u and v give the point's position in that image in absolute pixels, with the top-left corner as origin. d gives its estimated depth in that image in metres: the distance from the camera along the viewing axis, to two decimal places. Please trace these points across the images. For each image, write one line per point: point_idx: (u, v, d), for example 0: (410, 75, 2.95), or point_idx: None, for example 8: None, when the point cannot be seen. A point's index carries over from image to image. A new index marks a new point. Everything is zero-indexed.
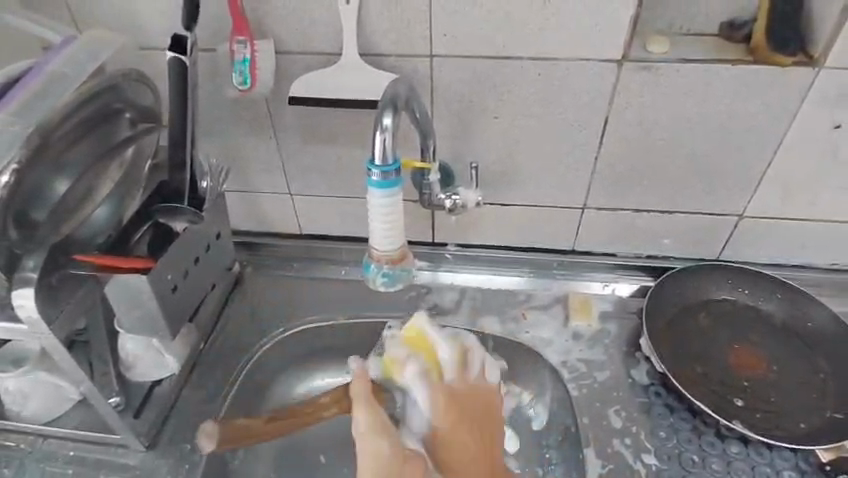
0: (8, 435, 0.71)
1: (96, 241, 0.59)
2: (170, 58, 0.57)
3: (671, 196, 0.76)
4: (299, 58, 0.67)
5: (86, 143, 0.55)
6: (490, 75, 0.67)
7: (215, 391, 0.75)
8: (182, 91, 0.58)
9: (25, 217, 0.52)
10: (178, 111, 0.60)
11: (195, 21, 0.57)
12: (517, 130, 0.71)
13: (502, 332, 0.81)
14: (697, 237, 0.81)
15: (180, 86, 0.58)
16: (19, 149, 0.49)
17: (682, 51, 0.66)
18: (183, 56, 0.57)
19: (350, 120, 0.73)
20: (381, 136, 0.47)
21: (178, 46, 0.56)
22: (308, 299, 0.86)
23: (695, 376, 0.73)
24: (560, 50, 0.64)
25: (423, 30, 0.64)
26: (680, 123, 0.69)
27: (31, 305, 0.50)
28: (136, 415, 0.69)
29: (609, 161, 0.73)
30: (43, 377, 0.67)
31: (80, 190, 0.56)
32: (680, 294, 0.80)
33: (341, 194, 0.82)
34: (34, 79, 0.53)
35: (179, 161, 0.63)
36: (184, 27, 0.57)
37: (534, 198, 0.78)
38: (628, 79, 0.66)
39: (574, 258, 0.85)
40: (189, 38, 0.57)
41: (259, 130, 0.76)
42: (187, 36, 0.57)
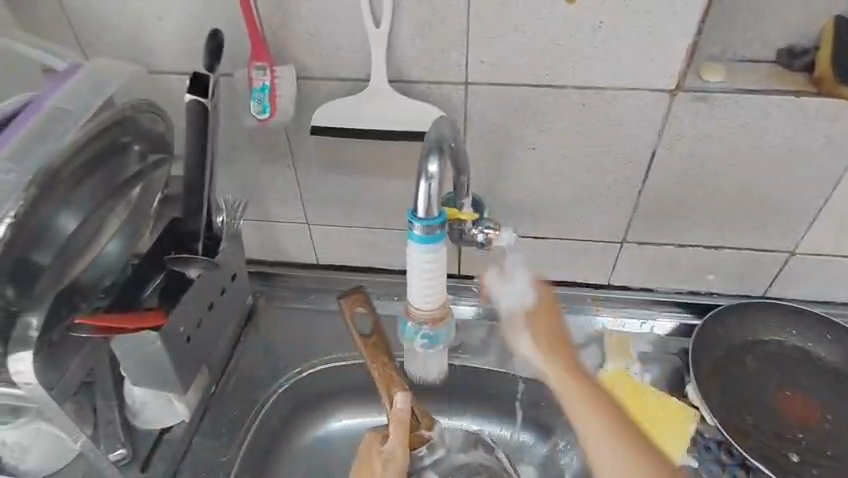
0: None
1: (102, 284, 0.55)
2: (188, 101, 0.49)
3: (718, 231, 0.71)
4: (322, 84, 0.62)
5: (88, 184, 0.50)
6: (529, 104, 0.61)
7: (227, 439, 0.70)
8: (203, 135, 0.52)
9: (25, 267, 0.46)
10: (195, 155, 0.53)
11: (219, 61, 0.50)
12: (557, 162, 0.66)
13: (535, 375, 0.75)
14: (743, 273, 0.75)
15: (201, 130, 0.51)
16: (20, 201, 0.44)
17: (739, 80, 0.61)
18: (204, 99, 0.50)
19: (375, 148, 0.68)
20: (426, 184, 0.42)
21: (197, 87, 0.50)
22: (326, 335, 0.81)
23: (746, 427, 0.68)
24: (608, 79, 0.59)
25: (459, 56, 0.59)
26: (733, 156, 0.63)
27: (28, 371, 0.46)
28: (144, 468, 0.65)
29: (654, 194, 0.68)
30: (45, 428, 0.62)
31: (84, 235, 0.50)
32: (726, 334, 0.75)
33: (362, 225, 0.77)
34: (34, 116, 0.48)
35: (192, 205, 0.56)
36: (206, 66, 0.50)
37: (570, 232, 0.73)
38: (680, 110, 0.60)
39: (608, 293, 0.80)
40: (212, 78, 0.50)
41: (276, 158, 0.71)
42: (210, 76, 0.50)
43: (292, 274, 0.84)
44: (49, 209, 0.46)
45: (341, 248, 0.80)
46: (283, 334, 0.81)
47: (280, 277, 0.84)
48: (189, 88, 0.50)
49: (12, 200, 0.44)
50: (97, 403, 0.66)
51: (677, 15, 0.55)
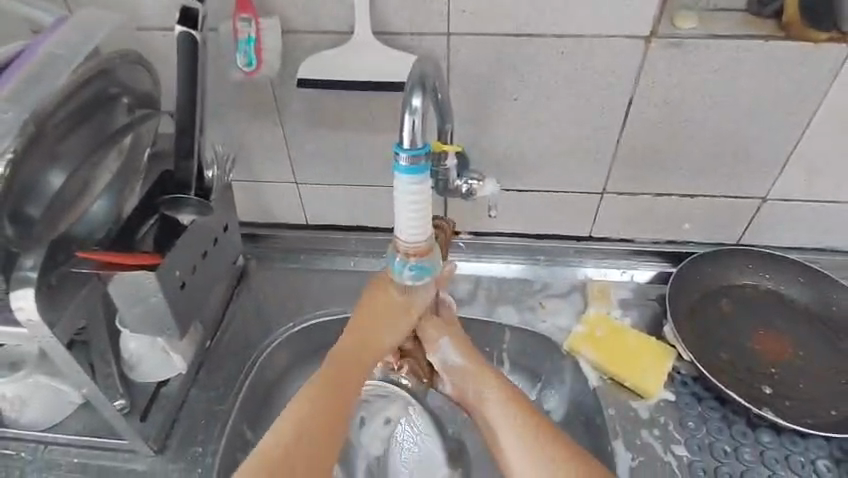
0: (6, 443, 0.66)
1: (95, 238, 0.54)
2: (180, 32, 0.53)
3: (694, 180, 0.74)
4: (307, 38, 0.63)
5: (79, 134, 0.50)
6: (510, 54, 0.63)
7: (224, 391, 0.72)
8: (193, 74, 0.55)
9: (19, 213, 0.46)
10: (187, 98, 0.56)
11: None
12: (538, 112, 0.68)
13: (520, 324, 0.78)
14: (718, 221, 0.78)
15: (190, 69, 0.55)
16: (16, 139, 0.44)
17: (711, 26, 0.63)
18: (194, 30, 0.54)
19: (362, 103, 0.70)
20: (411, 118, 0.44)
21: (188, 18, 0.53)
22: (318, 292, 0.83)
23: (722, 364, 0.72)
24: (585, 26, 0.61)
25: (440, 6, 0.60)
26: (706, 103, 0.66)
27: (31, 308, 0.46)
28: (143, 417, 0.66)
29: (633, 143, 0.70)
30: (43, 382, 0.63)
31: (78, 182, 0.51)
32: (702, 280, 0.78)
33: (350, 183, 0.78)
34: (25, 64, 0.47)
35: (186, 151, 0.58)
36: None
37: (553, 184, 0.75)
38: (655, 57, 0.63)
39: (591, 244, 0.82)
40: (199, 10, 0.54)
41: (264, 116, 0.72)
42: (197, 7, 0.54)
43: (281, 234, 0.85)
44: (42, 149, 0.46)
45: (330, 207, 0.82)
46: (275, 293, 0.83)
47: (271, 239, 0.86)
48: (180, 22, 0.54)
49: (8, 138, 0.43)
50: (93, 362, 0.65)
51: None
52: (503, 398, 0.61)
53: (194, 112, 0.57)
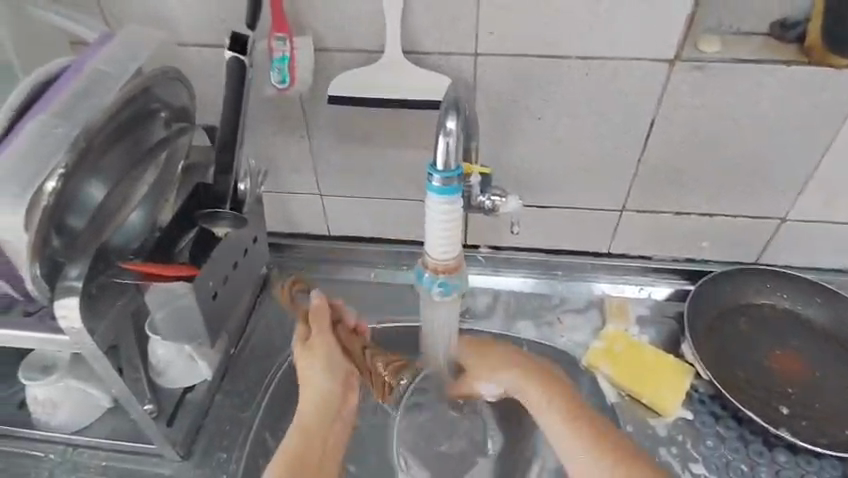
0: (37, 445, 0.68)
1: (131, 247, 0.55)
2: (230, 57, 0.56)
3: (713, 200, 0.75)
4: (338, 56, 0.65)
5: (117, 150, 0.52)
6: (536, 75, 0.65)
7: (248, 399, 0.73)
8: (239, 92, 0.58)
9: (63, 225, 0.48)
10: (230, 113, 0.59)
11: (257, 22, 0.57)
12: (561, 131, 0.69)
13: (538, 338, 0.80)
14: (737, 240, 0.79)
15: (238, 88, 0.57)
16: (66, 154, 0.44)
17: (733, 50, 0.64)
18: (244, 56, 0.56)
19: (388, 120, 0.71)
20: (445, 140, 0.45)
21: (237, 44, 0.56)
22: (338, 302, 0.84)
23: (739, 383, 0.72)
24: (611, 49, 0.62)
25: (469, 28, 0.62)
26: (728, 125, 0.67)
27: (75, 316, 0.46)
28: (169, 423, 0.66)
29: (653, 163, 0.71)
30: (73, 386, 0.64)
31: (118, 196, 0.53)
32: (720, 299, 0.79)
33: (373, 195, 0.80)
34: (74, 81, 0.48)
35: (224, 164, 0.60)
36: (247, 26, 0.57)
37: (574, 201, 0.76)
38: (678, 79, 0.64)
39: (611, 261, 0.83)
40: (249, 38, 0.56)
41: (292, 130, 0.74)
42: (247, 36, 0.56)
43: (303, 244, 0.87)
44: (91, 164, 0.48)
45: (353, 219, 0.84)
46: None
47: (293, 248, 0.87)
48: (229, 46, 0.56)
49: (60, 153, 0.44)
50: (123, 366, 0.63)
51: None
52: (543, 391, 0.62)
53: (236, 127, 0.59)
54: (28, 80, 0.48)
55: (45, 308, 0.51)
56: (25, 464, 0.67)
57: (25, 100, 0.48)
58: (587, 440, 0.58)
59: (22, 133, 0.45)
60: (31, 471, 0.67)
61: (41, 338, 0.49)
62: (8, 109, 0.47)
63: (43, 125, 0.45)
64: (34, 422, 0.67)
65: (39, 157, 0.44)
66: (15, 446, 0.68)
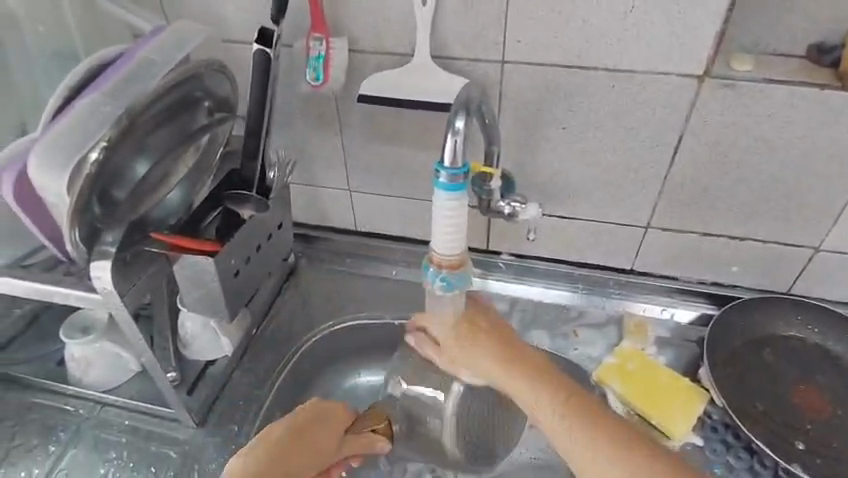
0: (69, 400, 0.74)
1: (169, 221, 0.61)
2: (255, 51, 0.58)
3: (743, 222, 0.72)
4: (371, 58, 0.68)
5: (162, 132, 0.56)
6: (561, 85, 0.65)
7: (264, 378, 0.77)
8: (265, 82, 0.60)
9: (107, 193, 0.53)
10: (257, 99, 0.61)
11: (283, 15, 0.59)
12: (585, 142, 0.69)
13: (551, 349, 0.79)
14: (768, 267, 0.76)
15: (263, 79, 0.60)
16: (111, 129, 0.48)
17: (767, 70, 0.63)
18: (268, 49, 0.59)
19: (417, 121, 0.74)
20: (453, 139, 0.47)
21: (262, 38, 0.58)
22: (359, 295, 0.88)
23: (755, 413, 0.70)
24: (638, 63, 0.62)
25: (497, 35, 0.63)
26: (759, 146, 0.65)
27: (107, 278, 0.51)
28: (190, 391, 0.71)
29: (680, 180, 0.70)
30: (109, 348, 0.70)
31: (159, 171, 0.58)
32: (744, 325, 0.76)
33: (399, 195, 0.83)
34: (126, 65, 0.53)
35: (251, 151, 0.64)
36: (273, 19, 0.59)
37: (596, 214, 0.76)
38: (708, 96, 0.63)
39: (632, 278, 0.82)
40: (274, 32, 0.59)
41: (326, 127, 0.77)
42: (273, 29, 0.59)
43: (329, 237, 0.91)
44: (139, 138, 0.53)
45: (378, 217, 0.87)
46: (320, 292, 0.88)
47: (320, 241, 0.91)
48: (255, 41, 0.59)
49: (105, 128, 0.48)
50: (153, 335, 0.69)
51: (709, 4, 0.57)
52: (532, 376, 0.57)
53: (262, 117, 0.62)
54: (83, 64, 0.53)
55: (82, 270, 0.56)
56: (55, 416, 0.72)
57: (81, 80, 0.53)
58: (584, 435, 0.53)
59: (74, 108, 0.49)
60: (61, 423, 0.72)
61: (76, 295, 0.53)
62: (63, 87, 0.52)
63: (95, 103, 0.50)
64: (69, 378, 0.73)
65: (86, 131, 0.48)
66: (49, 399, 0.74)
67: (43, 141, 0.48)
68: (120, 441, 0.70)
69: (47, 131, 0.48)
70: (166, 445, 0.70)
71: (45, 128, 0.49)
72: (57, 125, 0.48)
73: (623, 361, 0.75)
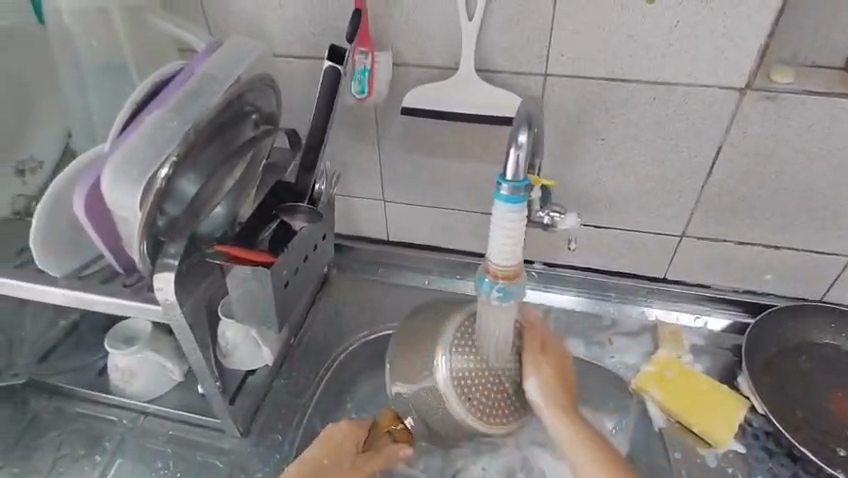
0: (112, 410, 0.74)
1: (215, 236, 0.60)
2: (329, 67, 0.60)
3: (779, 231, 0.73)
4: (414, 71, 0.70)
5: (213, 146, 0.55)
6: (603, 97, 0.67)
7: (305, 387, 0.78)
8: (332, 97, 0.62)
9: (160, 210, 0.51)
10: (322, 114, 0.63)
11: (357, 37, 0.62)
12: (624, 153, 0.70)
13: (587, 357, 0.80)
14: (802, 275, 0.77)
15: (331, 93, 0.62)
16: (179, 145, 0.49)
17: (807, 82, 0.64)
18: (340, 66, 0.61)
19: (456, 132, 0.75)
20: (515, 152, 0.48)
21: (334, 55, 0.60)
22: (392, 304, 0.88)
23: (795, 420, 0.70)
24: (681, 75, 0.63)
25: (541, 49, 0.65)
26: (798, 156, 0.66)
27: (169, 289, 0.52)
28: (233, 401, 0.70)
29: (717, 190, 0.71)
30: (151, 358, 0.71)
31: (210, 185, 0.56)
32: (779, 333, 0.77)
33: (434, 205, 0.84)
34: (188, 81, 0.55)
35: (310, 165, 0.65)
36: (348, 40, 0.62)
37: (633, 223, 0.77)
38: (748, 108, 0.64)
39: (664, 287, 0.83)
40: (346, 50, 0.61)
41: (364, 138, 0.79)
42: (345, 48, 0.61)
43: (360, 247, 0.91)
44: (204, 154, 0.54)
45: (412, 227, 0.88)
46: (354, 302, 0.88)
47: (352, 251, 0.92)
48: (328, 57, 0.61)
49: (173, 144, 0.50)
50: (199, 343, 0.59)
51: (752, 19, 0.59)
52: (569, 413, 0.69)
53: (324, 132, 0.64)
54: (146, 80, 0.55)
55: (138, 281, 0.56)
56: (99, 426, 0.73)
57: (146, 95, 0.55)
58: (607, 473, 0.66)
59: (143, 123, 0.51)
60: (105, 433, 0.73)
61: (136, 307, 0.54)
62: (131, 102, 0.53)
63: (161, 119, 0.51)
64: (112, 388, 0.74)
65: (155, 147, 0.50)
66: (92, 409, 0.74)
67: (116, 155, 0.49)
68: (165, 451, 0.71)
69: (119, 145, 0.50)
70: (213, 455, 0.71)
71: (113, 144, 0.51)
72: (127, 141, 0.50)
73: (662, 369, 0.75)
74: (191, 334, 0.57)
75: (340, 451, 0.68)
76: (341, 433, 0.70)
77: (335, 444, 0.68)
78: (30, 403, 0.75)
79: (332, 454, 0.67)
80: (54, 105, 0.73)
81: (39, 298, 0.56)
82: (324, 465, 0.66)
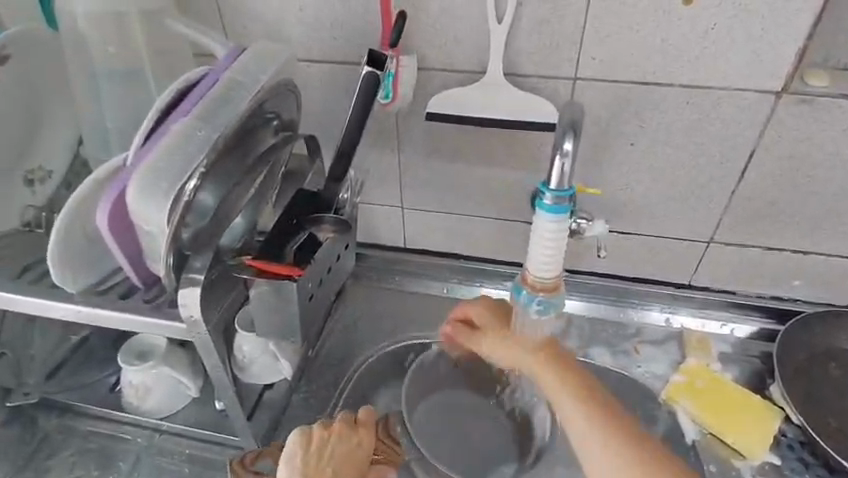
0: (125, 428, 0.72)
1: (235, 247, 0.57)
2: (368, 74, 0.58)
3: (810, 237, 0.72)
4: (439, 75, 0.68)
5: (238, 154, 0.53)
6: (634, 101, 0.65)
7: (326, 401, 0.76)
8: (369, 106, 0.60)
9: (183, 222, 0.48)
10: (355, 123, 0.61)
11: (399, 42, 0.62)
12: (654, 157, 0.69)
13: (613, 366, 0.78)
14: (832, 281, 0.76)
15: (369, 102, 0.60)
16: (208, 155, 0.48)
17: (843, 85, 0.63)
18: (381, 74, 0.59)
19: (479, 137, 0.73)
20: (560, 161, 0.46)
21: (374, 62, 0.59)
22: (410, 313, 0.86)
23: (831, 430, 0.69)
24: (715, 79, 0.62)
25: (571, 52, 0.63)
26: (833, 161, 0.65)
27: (194, 306, 0.49)
28: (250, 417, 0.68)
29: (748, 195, 0.70)
30: (166, 373, 0.68)
31: (234, 197, 0.53)
32: (809, 340, 0.75)
33: (454, 212, 0.82)
34: (214, 87, 0.52)
35: (336, 174, 0.63)
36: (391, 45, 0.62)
37: (660, 229, 0.75)
38: (784, 112, 0.63)
39: (689, 293, 0.81)
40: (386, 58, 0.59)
41: (384, 143, 0.76)
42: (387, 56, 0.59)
43: (376, 255, 0.89)
44: (233, 163, 0.52)
45: (431, 234, 0.85)
46: (371, 311, 0.86)
47: (368, 259, 0.90)
48: (367, 63, 0.59)
49: (202, 154, 0.48)
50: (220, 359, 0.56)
51: (790, 21, 0.57)
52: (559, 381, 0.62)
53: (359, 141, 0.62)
54: (170, 86, 0.53)
55: (159, 297, 0.54)
56: (113, 445, 0.71)
57: (171, 101, 0.53)
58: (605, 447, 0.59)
59: (170, 132, 0.49)
60: (119, 452, 0.70)
61: (158, 324, 0.52)
62: (156, 108, 0.52)
63: (187, 127, 0.49)
64: (125, 406, 0.71)
65: (183, 156, 0.47)
66: (105, 427, 0.72)
67: (143, 165, 0.47)
68: (182, 470, 0.69)
69: (146, 155, 0.48)
70: None
71: (138, 154, 0.49)
72: (155, 150, 0.47)
73: (692, 378, 0.74)
74: (214, 351, 0.54)
75: (360, 468, 0.61)
76: (361, 446, 0.62)
77: (355, 455, 0.61)
78: (40, 421, 0.73)
79: (351, 467, 0.60)
80: (66, 113, 0.71)
81: (54, 315, 0.54)
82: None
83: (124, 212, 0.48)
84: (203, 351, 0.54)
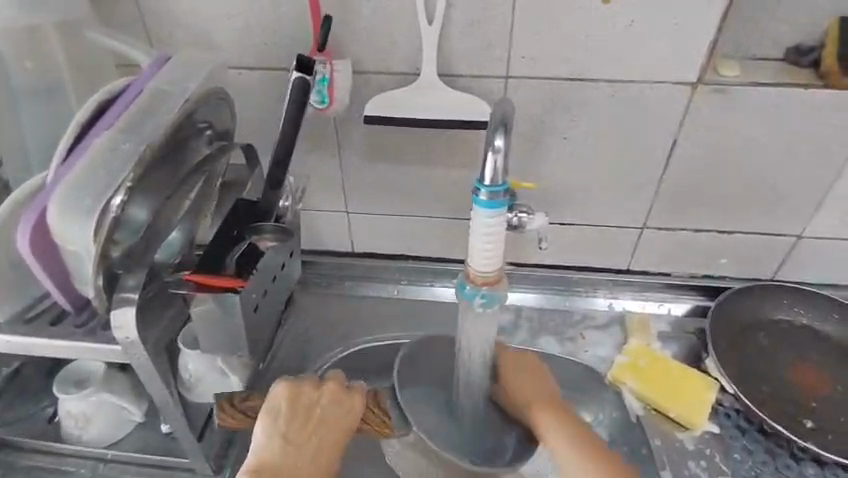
0: (65, 461, 0.68)
1: (174, 263, 0.55)
2: (297, 79, 0.57)
3: (733, 217, 0.77)
4: (374, 78, 0.68)
5: (168, 167, 0.51)
6: (564, 96, 0.67)
7: None
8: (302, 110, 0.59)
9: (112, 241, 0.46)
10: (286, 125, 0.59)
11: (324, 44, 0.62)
12: (586, 151, 0.72)
13: (562, 354, 0.80)
14: (754, 257, 0.81)
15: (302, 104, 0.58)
16: (134, 170, 0.46)
17: (753, 75, 0.67)
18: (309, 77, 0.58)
19: (418, 137, 0.74)
20: (493, 157, 0.48)
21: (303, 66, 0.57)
22: (360, 318, 0.86)
23: (763, 396, 0.73)
24: (637, 73, 0.65)
25: (502, 52, 0.65)
26: (747, 145, 0.69)
27: (129, 327, 0.48)
28: (200, 438, 0.64)
29: (674, 182, 0.74)
30: (106, 399, 0.65)
31: (167, 212, 0.51)
32: (739, 314, 0.80)
33: (400, 212, 0.82)
34: (137, 99, 0.51)
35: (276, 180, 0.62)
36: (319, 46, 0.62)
37: (596, 219, 0.79)
38: (701, 102, 0.67)
39: (628, 278, 0.85)
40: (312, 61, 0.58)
41: (324, 148, 0.76)
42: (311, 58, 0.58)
43: (325, 260, 0.88)
44: (164, 176, 0.50)
45: (378, 236, 0.85)
46: (322, 318, 0.85)
47: (316, 265, 0.88)
48: (295, 68, 0.58)
49: (128, 168, 0.46)
50: (163, 377, 0.54)
51: (701, 17, 0.61)
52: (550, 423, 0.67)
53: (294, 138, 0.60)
54: (91, 100, 0.51)
55: (93, 321, 0.52)
56: None
57: (91, 117, 0.51)
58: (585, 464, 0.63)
59: (92, 149, 0.47)
60: None
61: (94, 349, 0.50)
62: (74, 127, 0.50)
63: (111, 142, 0.47)
64: (64, 437, 0.67)
65: (107, 173, 0.46)
66: (42, 461, 0.68)
67: (65, 184, 0.45)
68: None
69: (65, 175, 0.46)
70: None
71: (59, 173, 0.47)
72: (76, 169, 0.46)
73: (636, 358, 0.77)
74: (155, 370, 0.52)
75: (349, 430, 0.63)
76: (355, 413, 0.64)
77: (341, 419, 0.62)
78: None
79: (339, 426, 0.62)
80: None
81: None
82: (318, 460, 0.59)
83: (46, 234, 0.46)
84: (146, 374, 0.53)
